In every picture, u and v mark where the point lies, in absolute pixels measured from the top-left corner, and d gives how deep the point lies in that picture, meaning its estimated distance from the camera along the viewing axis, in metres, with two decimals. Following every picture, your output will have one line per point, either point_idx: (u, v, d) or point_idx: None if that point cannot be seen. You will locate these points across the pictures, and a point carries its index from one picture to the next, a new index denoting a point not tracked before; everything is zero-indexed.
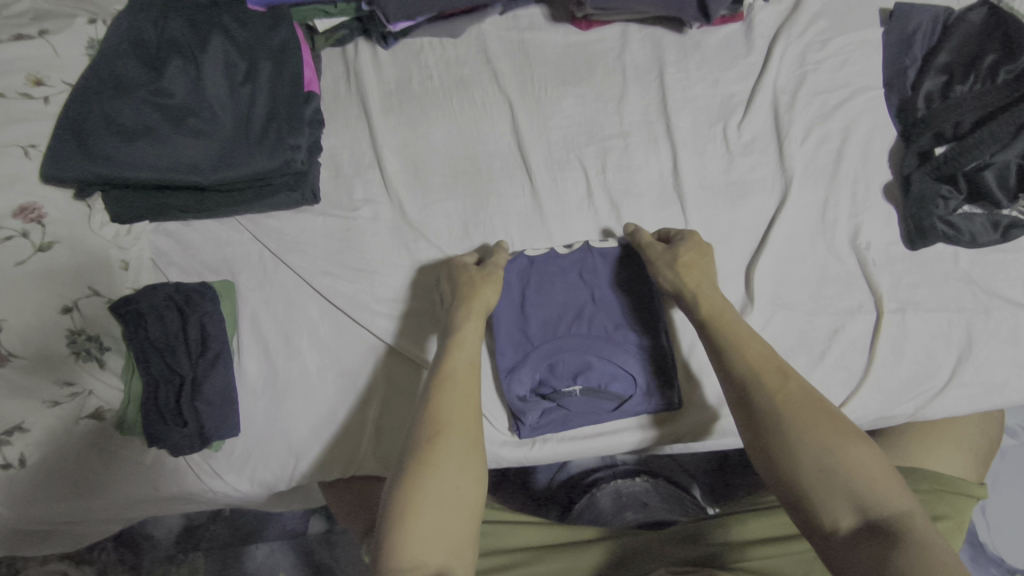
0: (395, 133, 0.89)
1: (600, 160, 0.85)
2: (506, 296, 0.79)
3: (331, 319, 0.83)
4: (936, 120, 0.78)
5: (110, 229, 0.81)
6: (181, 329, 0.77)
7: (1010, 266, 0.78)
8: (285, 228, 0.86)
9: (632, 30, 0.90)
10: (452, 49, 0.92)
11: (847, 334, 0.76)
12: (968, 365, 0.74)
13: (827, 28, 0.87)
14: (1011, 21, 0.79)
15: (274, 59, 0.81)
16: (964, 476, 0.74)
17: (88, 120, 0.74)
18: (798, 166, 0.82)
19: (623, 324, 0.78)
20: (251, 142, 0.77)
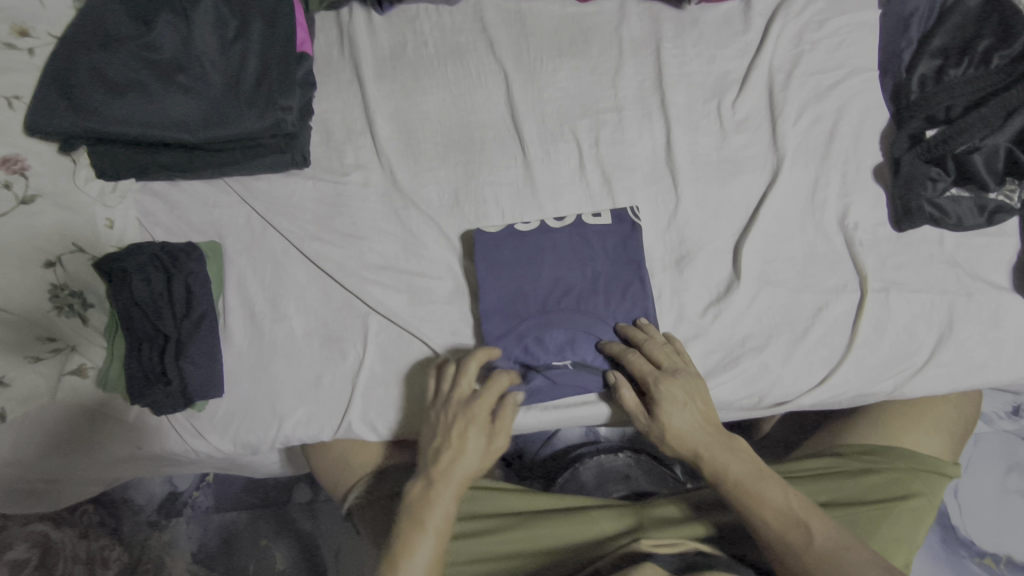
0: (388, 100, 0.88)
1: (593, 134, 0.85)
2: (495, 266, 0.78)
3: (319, 284, 0.82)
4: (929, 104, 0.78)
5: (95, 185, 0.80)
6: (165, 288, 0.76)
7: (993, 250, 0.79)
8: (275, 192, 0.85)
9: (630, 4, 0.89)
10: (448, 16, 0.91)
11: (831, 312, 0.76)
12: (948, 345, 0.75)
13: (825, 8, 0.86)
14: (1009, 6, 0.79)
15: (267, 17, 0.79)
16: (940, 455, 0.76)
17: (74, 72, 0.73)
18: (790, 146, 0.82)
19: (614, 299, 0.77)
20: (241, 101, 0.75)
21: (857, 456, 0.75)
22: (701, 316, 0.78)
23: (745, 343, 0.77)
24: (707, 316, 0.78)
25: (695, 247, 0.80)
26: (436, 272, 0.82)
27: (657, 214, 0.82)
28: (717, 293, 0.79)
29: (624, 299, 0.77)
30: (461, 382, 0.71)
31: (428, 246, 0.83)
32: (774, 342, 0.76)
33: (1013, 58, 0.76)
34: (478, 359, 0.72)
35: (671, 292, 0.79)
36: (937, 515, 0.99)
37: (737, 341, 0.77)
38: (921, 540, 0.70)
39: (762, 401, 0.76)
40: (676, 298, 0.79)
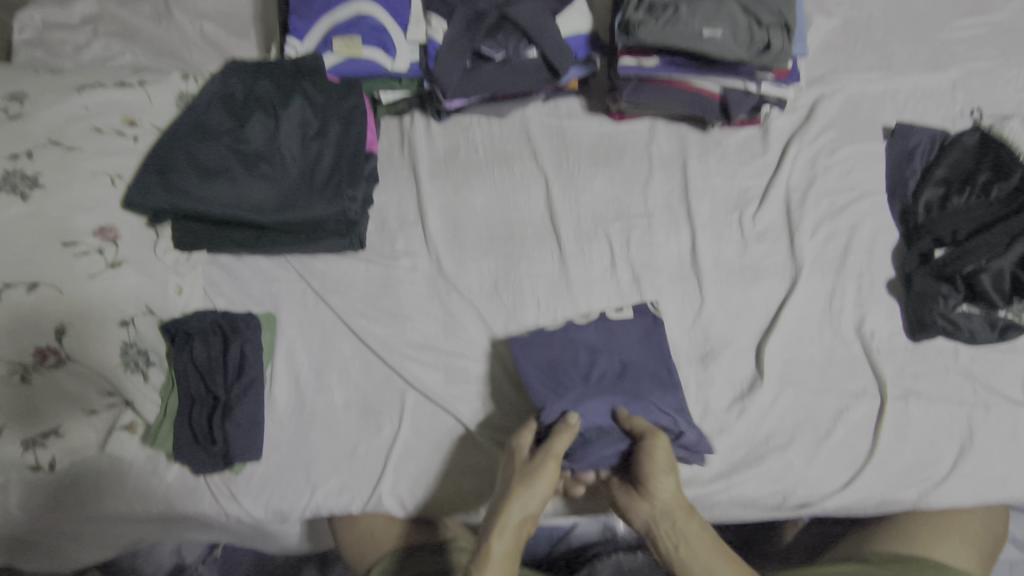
0: (440, 196, 0.98)
1: (624, 236, 0.93)
2: (530, 355, 0.82)
3: (362, 358, 0.88)
4: (936, 227, 0.86)
5: (172, 255, 0.89)
6: (222, 353, 0.83)
7: (1008, 365, 0.82)
8: (330, 270, 0.93)
9: (660, 126, 1.01)
10: (497, 127, 1.04)
11: (851, 417, 0.79)
12: (970, 456, 0.77)
13: (836, 138, 0.97)
14: (1002, 146, 0.88)
15: (344, 120, 0.90)
16: (967, 569, 0.75)
17: (174, 158, 0.83)
18: (807, 257, 0.88)
19: (649, 378, 0.80)
20: (314, 190, 0.85)
21: (884, 562, 0.74)
22: (726, 412, 0.81)
23: (769, 441, 0.79)
24: (732, 412, 0.80)
25: (719, 344, 0.85)
26: (472, 353, 0.87)
27: (683, 312, 0.87)
28: (741, 391, 0.82)
29: (657, 382, 0.80)
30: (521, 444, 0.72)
31: (466, 328, 0.89)
32: (797, 441, 0.78)
33: (1011, 191, 0.85)
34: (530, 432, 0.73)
35: (696, 386, 0.82)
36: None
37: (760, 438, 0.79)
38: None
39: (786, 501, 0.76)
40: (701, 392, 0.82)
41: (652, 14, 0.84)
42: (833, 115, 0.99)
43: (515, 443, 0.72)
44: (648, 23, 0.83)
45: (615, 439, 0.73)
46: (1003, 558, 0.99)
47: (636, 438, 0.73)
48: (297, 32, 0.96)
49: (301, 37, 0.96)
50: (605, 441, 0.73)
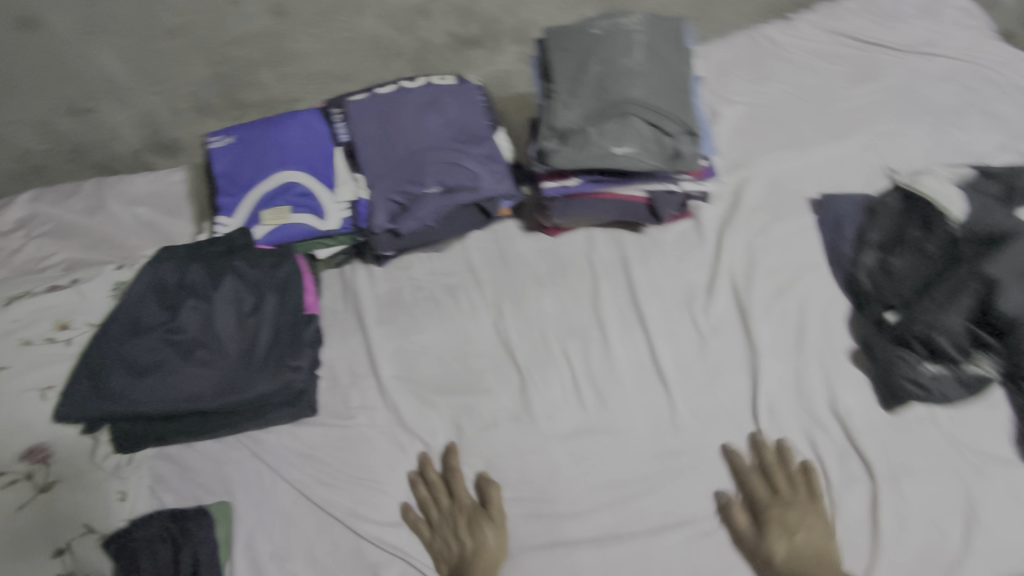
0: (390, 342, 0.95)
1: (580, 351, 0.91)
2: (370, 136, 0.96)
3: (329, 535, 0.82)
4: (889, 292, 0.86)
5: (113, 459, 0.83)
6: (173, 563, 0.76)
7: (988, 423, 0.80)
8: (284, 443, 0.88)
9: (596, 234, 1.02)
10: (438, 262, 1.03)
11: (848, 514, 0.75)
12: (978, 533, 0.72)
13: (768, 218, 0.99)
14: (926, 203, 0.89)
15: (279, 290, 0.88)
16: None
17: (106, 361, 0.80)
18: (765, 343, 0.87)
19: (472, 159, 0.95)
20: (255, 367, 0.82)
21: None
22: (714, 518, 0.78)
23: None
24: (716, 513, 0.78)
25: (692, 447, 0.82)
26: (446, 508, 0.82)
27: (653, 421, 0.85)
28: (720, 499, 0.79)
29: (472, 157, 0.95)
30: (439, 492, 0.82)
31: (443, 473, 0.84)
32: None
33: (948, 244, 0.85)
34: (432, 476, 0.83)
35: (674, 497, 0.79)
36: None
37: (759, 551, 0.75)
38: None
39: None
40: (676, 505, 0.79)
41: (563, 140, 0.87)
42: (759, 197, 1.01)
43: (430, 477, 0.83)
44: (562, 149, 0.86)
45: (451, 155, 0.95)
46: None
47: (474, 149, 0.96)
48: (225, 209, 0.97)
49: (230, 214, 0.97)
50: (427, 199, 0.92)
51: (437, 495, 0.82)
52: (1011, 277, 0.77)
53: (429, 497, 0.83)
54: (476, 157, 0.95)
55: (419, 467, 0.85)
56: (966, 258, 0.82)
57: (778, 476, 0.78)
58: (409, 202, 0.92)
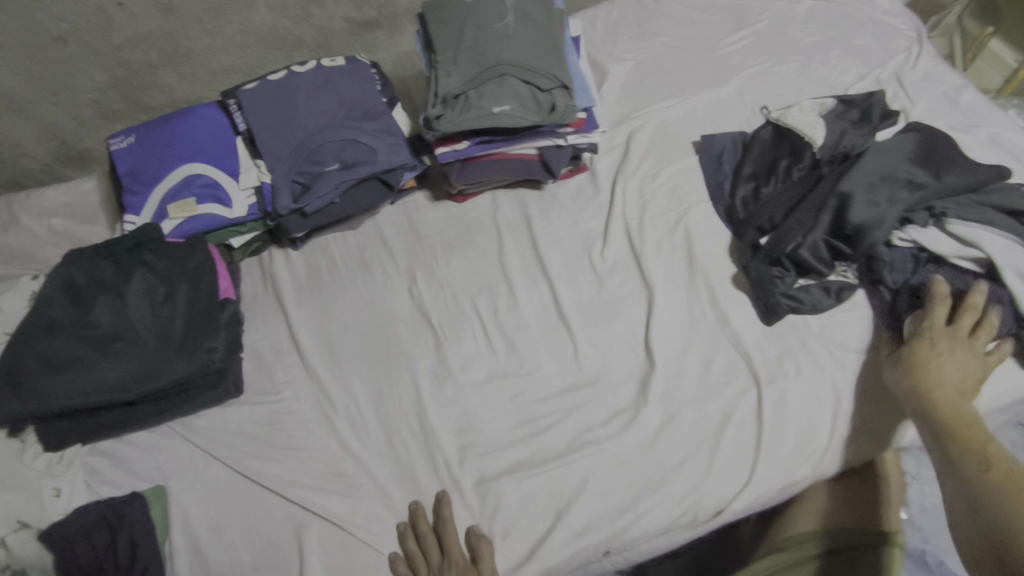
0: (310, 319, 0.99)
1: (490, 305, 0.96)
2: (265, 119, 0.99)
3: (262, 503, 0.85)
4: (761, 214, 0.93)
5: (43, 458, 0.85)
6: (110, 546, 0.78)
7: (854, 323, 0.88)
8: (214, 425, 0.91)
9: (500, 196, 1.07)
10: (352, 239, 1.07)
11: (737, 415, 0.82)
12: (843, 418, 0.82)
13: (655, 164, 1.06)
14: (791, 132, 0.99)
15: (190, 279, 0.92)
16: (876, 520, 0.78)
17: (21, 361, 0.82)
18: (657, 277, 0.94)
19: (369, 134, 1.00)
20: (171, 352, 0.86)
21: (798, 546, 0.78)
22: (623, 438, 0.83)
23: (668, 463, 0.81)
24: (625, 432, 0.83)
25: (597, 378, 0.88)
26: (374, 464, 0.86)
27: (562, 359, 0.91)
28: (626, 420, 0.84)
29: (370, 133, 1.00)
30: (425, 544, 0.77)
31: (369, 432, 0.88)
32: (693, 459, 0.81)
33: (808, 168, 0.95)
34: (424, 528, 0.79)
35: (582, 425, 0.85)
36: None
37: (661, 462, 0.81)
38: None
39: (698, 517, 0.78)
40: (584, 432, 0.84)
41: (447, 106, 0.92)
42: (647, 145, 1.08)
43: (421, 531, 0.79)
44: (448, 114, 0.91)
45: (347, 131, 0.99)
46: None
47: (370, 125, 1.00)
48: (132, 207, 0.99)
49: (138, 212, 1.00)
50: (329, 175, 0.96)
51: (426, 551, 0.77)
52: (861, 192, 0.87)
53: (421, 553, 0.77)
54: (374, 133, 1.00)
55: (411, 518, 0.80)
56: (824, 181, 0.92)
57: (965, 314, 0.79)
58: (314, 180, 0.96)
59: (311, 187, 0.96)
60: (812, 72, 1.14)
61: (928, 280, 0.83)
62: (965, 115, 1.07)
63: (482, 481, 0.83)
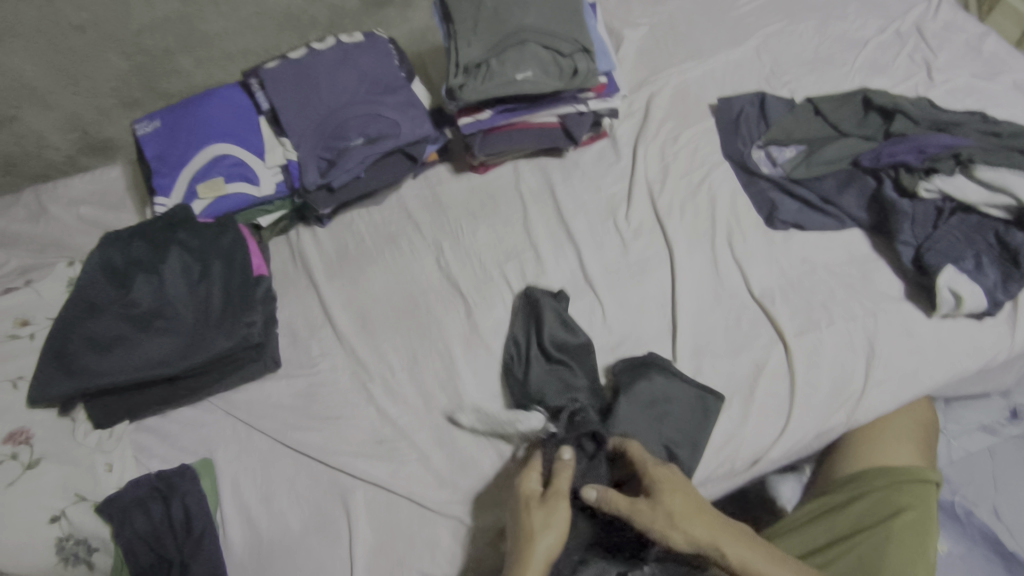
0: (341, 293, 1.00)
1: (518, 272, 0.97)
2: (288, 97, 1.00)
3: (307, 471, 0.87)
4: (539, 395, 0.83)
5: (94, 435, 0.86)
6: (165, 515, 0.81)
7: (878, 274, 0.89)
8: (254, 398, 0.93)
9: (521, 165, 1.08)
10: (378, 214, 1.08)
11: (769, 367, 0.83)
12: (877, 366, 0.82)
13: (675, 127, 1.06)
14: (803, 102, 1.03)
15: (225, 256, 0.94)
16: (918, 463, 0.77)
17: (69, 342, 0.85)
18: (683, 237, 0.95)
19: (390, 107, 1.01)
20: (211, 327, 0.87)
21: (842, 487, 0.76)
22: None
23: None
24: None
25: (628, 337, 0.89)
26: (414, 429, 0.87)
27: (591, 320, 0.91)
28: None
29: (391, 106, 1.01)
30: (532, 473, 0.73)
31: (408, 399, 0.90)
32: (728, 411, 0.81)
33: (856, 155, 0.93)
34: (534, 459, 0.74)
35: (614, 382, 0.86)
36: (989, 544, 0.92)
37: None
38: (935, 543, 0.70)
39: (734, 467, 0.79)
40: None
41: (470, 75, 0.92)
42: (666, 108, 1.09)
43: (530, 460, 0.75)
44: (470, 83, 0.92)
45: (368, 106, 1.00)
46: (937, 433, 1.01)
47: (392, 99, 1.02)
48: (162, 190, 1.01)
49: (167, 193, 1.01)
50: (354, 150, 0.97)
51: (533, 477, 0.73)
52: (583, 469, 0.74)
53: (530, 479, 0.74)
54: (395, 106, 1.01)
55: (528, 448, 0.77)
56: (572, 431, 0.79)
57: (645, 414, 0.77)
58: (338, 155, 0.98)
59: (336, 162, 0.97)
60: (829, 28, 1.15)
61: (953, 231, 0.85)
62: (987, 63, 1.08)
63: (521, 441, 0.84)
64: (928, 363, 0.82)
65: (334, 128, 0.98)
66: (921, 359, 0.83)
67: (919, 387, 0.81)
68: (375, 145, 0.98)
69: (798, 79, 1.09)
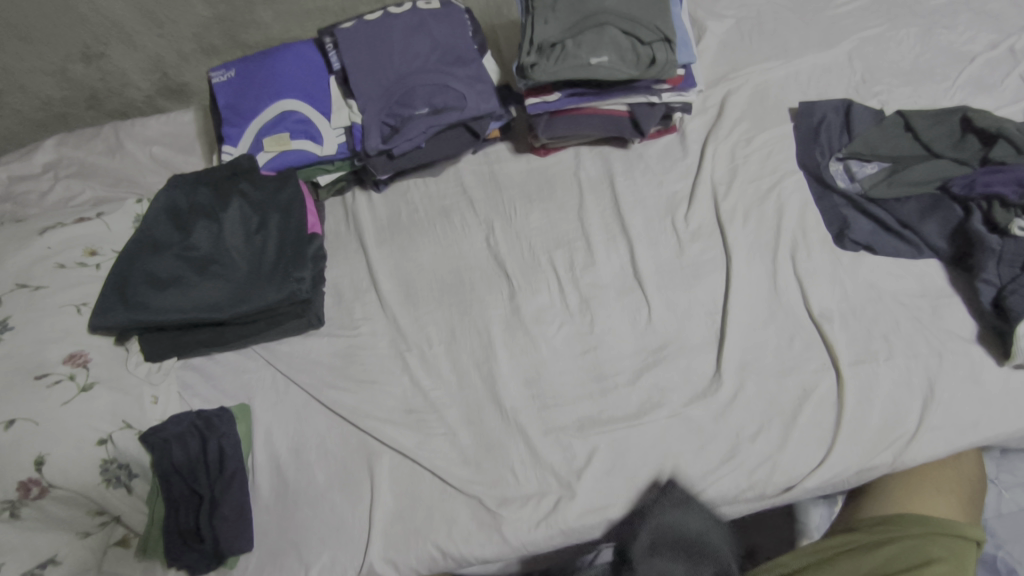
0: (389, 260, 1.01)
1: (567, 261, 0.96)
2: (360, 59, 1.00)
3: (337, 430, 0.89)
4: None
5: (144, 366, 0.90)
6: (201, 451, 0.84)
7: (951, 310, 0.84)
8: (295, 352, 0.96)
9: (583, 152, 1.06)
10: (433, 185, 1.08)
11: (817, 393, 0.79)
12: (936, 408, 0.77)
13: (750, 128, 1.01)
14: (893, 116, 0.97)
15: (282, 210, 0.96)
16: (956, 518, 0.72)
17: (130, 277, 0.88)
18: (744, 245, 0.91)
19: (458, 80, 0.99)
20: (262, 280, 0.90)
21: (870, 528, 0.72)
22: (693, 407, 0.81)
23: (740, 433, 0.79)
24: (697, 402, 0.81)
25: (672, 341, 0.87)
26: (445, 403, 0.88)
27: (636, 319, 0.89)
28: (702, 390, 0.82)
29: (460, 79, 1.00)
30: None
31: (442, 373, 0.90)
32: (765, 432, 0.78)
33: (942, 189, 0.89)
34: None
35: (653, 385, 0.84)
36: None
37: (732, 432, 0.79)
38: None
39: (767, 491, 0.76)
40: (657, 392, 0.83)
41: (543, 54, 0.90)
42: (743, 108, 1.04)
43: None
44: (542, 63, 0.90)
45: (438, 78, 0.99)
46: (987, 481, 0.93)
47: (462, 72, 1.01)
48: (230, 139, 1.03)
49: (235, 143, 1.03)
50: (419, 119, 0.97)
51: None
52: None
53: None
54: (464, 80, 1.00)
55: None
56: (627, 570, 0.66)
57: None
58: (401, 124, 0.98)
59: (400, 131, 0.97)
60: (934, 38, 1.07)
61: None
62: None
63: (549, 432, 0.83)
64: (994, 412, 0.77)
65: (401, 97, 0.98)
66: (988, 408, 0.77)
67: (982, 437, 0.76)
68: (441, 117, 0.97)
69: (890, 90, 1.02)
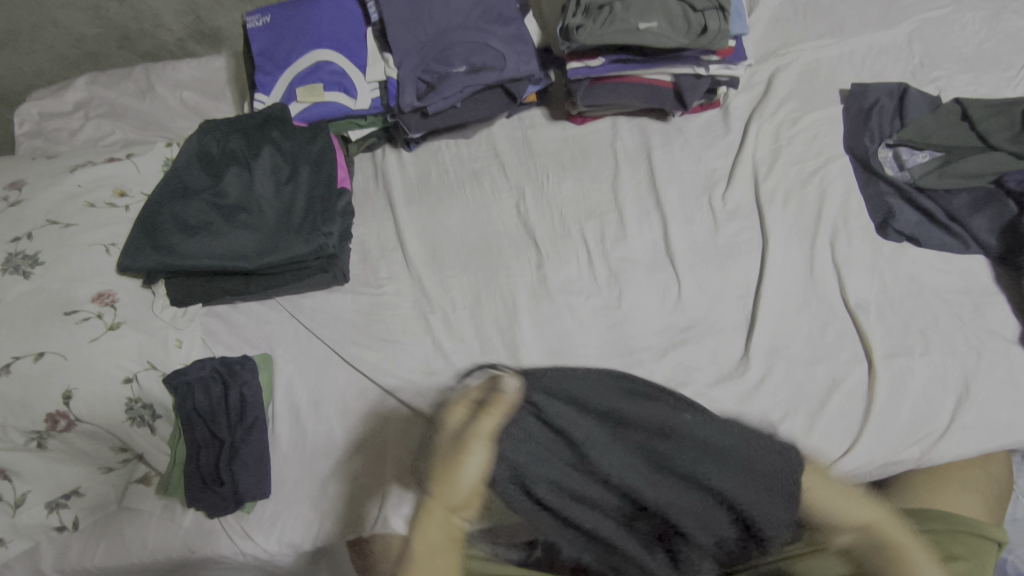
0: (417, 220, 1.00)
1: (598, 233, 0.94)
2: (399, 12, 0.98)
3: (358, 386, 0.89)
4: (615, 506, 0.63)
5: (169, 311, 0.90)
6: (223, 398, 0.85)
7: (992, 309, 0.81)
8: (319, 307, 0.96)
9: (621, 122, 1.03)
10: (465, 148, 1.06)
11: (846, 384, 0.78)
12: (968, 407, 0.75)
13: (797, 108, 0.98)
14: (950, 105, 0.93)
15: (313, 163, 0.95)
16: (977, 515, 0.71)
17: (159, 220, 0.87)
18: (781, 228, 0.89)
19: (498, 39, 0.97)
20: (291, 231, 0.89)
21: None
22: (716, 389, 0.79)
23: (764, 419, 0.77)
24: (722, 384, 0.80)
25: (699, 322, 0.85)
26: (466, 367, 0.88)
27: (665, 296, 0.87)
28: (728, 373, 0.81)
29: (500, 38, 0.97)
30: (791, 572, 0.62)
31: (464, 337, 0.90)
32: (790, 419, 0.77)
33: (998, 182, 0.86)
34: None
35: (679, 365, 0.82)
36: None
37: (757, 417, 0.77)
38: None
39: None
40: (682, 371, 0.82)
41: (589, 16, 0.87)
42: (791, 86, 1.00)
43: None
44: (588, 25, 0.87)
45: (477, 35, 0.96)
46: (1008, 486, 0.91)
47: (503, 31, 0.98)
48: (263, 87, 1.01)
49: (267, 92, 1.01)
50: (456, 76, 0.95)
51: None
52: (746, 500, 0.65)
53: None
54: (504, 39, 0.97)
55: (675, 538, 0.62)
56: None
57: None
58: (437, 81, 0.95)
59: (435, 88, 0.95)
60: (1001, 24, 1.01)
61: None
62: None
63: None
64: None
65: (439, 53, 0.96)
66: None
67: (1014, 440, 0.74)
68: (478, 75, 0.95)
69: (950, 76, 0.98)
